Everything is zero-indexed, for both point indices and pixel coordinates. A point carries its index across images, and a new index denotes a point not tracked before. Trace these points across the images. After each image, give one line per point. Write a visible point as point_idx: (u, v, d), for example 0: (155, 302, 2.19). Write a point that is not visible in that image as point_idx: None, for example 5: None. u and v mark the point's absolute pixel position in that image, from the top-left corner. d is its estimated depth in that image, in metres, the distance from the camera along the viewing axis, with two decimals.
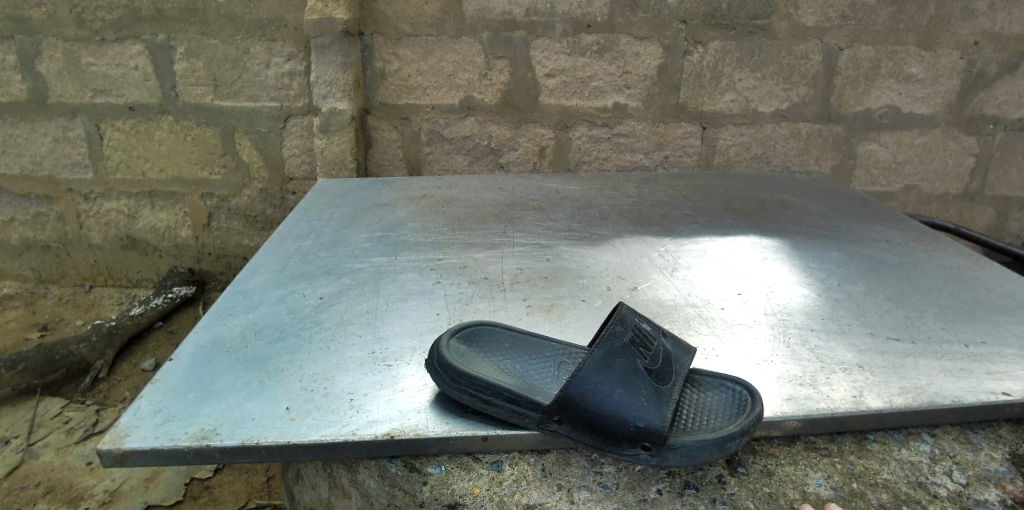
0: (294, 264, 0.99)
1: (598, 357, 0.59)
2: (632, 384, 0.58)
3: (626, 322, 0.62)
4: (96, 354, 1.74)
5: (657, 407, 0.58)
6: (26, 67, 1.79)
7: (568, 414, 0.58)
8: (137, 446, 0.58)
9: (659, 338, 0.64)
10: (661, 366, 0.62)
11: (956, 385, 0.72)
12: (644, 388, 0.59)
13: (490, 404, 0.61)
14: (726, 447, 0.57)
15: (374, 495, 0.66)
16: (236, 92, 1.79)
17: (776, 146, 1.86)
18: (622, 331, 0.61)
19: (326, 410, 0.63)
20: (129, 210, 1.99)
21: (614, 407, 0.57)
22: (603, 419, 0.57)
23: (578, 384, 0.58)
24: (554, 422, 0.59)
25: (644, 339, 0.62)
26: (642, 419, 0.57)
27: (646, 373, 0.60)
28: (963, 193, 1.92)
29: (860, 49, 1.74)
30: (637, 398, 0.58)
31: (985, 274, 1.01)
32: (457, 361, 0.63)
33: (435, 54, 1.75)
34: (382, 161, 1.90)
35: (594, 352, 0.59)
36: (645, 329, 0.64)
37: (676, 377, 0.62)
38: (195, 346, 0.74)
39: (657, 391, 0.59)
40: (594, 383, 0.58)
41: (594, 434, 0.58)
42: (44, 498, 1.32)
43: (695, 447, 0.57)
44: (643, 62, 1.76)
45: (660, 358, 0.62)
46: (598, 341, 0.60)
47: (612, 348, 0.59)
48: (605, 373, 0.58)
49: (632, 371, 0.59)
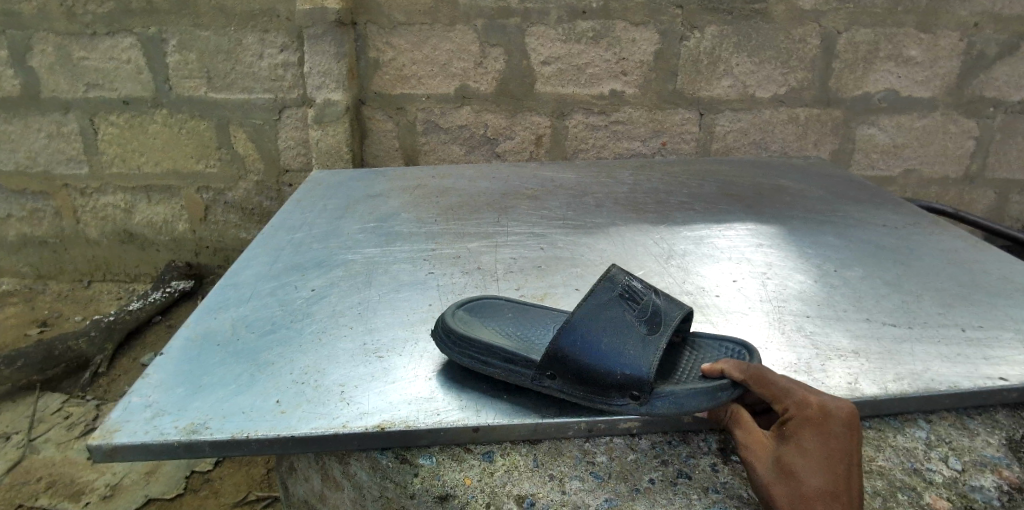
0: (286, 257, 0.98)
1: (585, 311, 0.60)
2: (620, 335, 0.60)
3: (614, 278, 0.63)
4: (95, 348, 1.74)
5: (644, 356, 0.59)
6: (18, 62, 1.78)
7: (558, 367, 0.60)
8: (126, 440, 0.58)
9: (653, 291, 0.64)
10: (653, 319, 0.62)
11: (953, 371, 0.71)
12: (632, 337, 0.60)
13: (487, 362, 0.63)
14: (718, 396, 0.58)
15: (367, 488, 0.66)
16: (230, 84, 1.77)
17: (775, 131, 1.85)
18: (611, 287, 0.62)
19: (317, 402, 0.63)
20: (125, 205, 1.98)
21: (602, 359, 0.59)
22: (591, 370, 0.59)
23: (566, 339, 0.60)
24: (547, 377, 0.61)
25: (637, 291, 0.63)
26: (628, 368, 0.58)
27: (636, 324, 0.61)
28: (963, 177, 1.91)
29: (858, 32, 1.72)
30: (623, 348, 0.59)
31: (983, 258, 1.01)
32: (458, 326, 0.66)
33: (429, 43, 1.73)
34: (378, 152, 1.89)
35: (581, 307, 0.60)
36: (635, 284, 0.64)
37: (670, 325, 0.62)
38: (186, 339, 0.74)
39: (646, 340, 0.60)
40: (581, 336, 0.59)
41: (581, 385, 0.60)
42: (45, 493, 1.32)
43: (683, 395, 0.58)
44: (640, 47, 1.74)
45: (653, 310, 0.62)
46: (587, 296, 0.62)
47: (599, 303, 0.61)
48: (592, 325, 0.60)
49: (619, 322, 0.60)
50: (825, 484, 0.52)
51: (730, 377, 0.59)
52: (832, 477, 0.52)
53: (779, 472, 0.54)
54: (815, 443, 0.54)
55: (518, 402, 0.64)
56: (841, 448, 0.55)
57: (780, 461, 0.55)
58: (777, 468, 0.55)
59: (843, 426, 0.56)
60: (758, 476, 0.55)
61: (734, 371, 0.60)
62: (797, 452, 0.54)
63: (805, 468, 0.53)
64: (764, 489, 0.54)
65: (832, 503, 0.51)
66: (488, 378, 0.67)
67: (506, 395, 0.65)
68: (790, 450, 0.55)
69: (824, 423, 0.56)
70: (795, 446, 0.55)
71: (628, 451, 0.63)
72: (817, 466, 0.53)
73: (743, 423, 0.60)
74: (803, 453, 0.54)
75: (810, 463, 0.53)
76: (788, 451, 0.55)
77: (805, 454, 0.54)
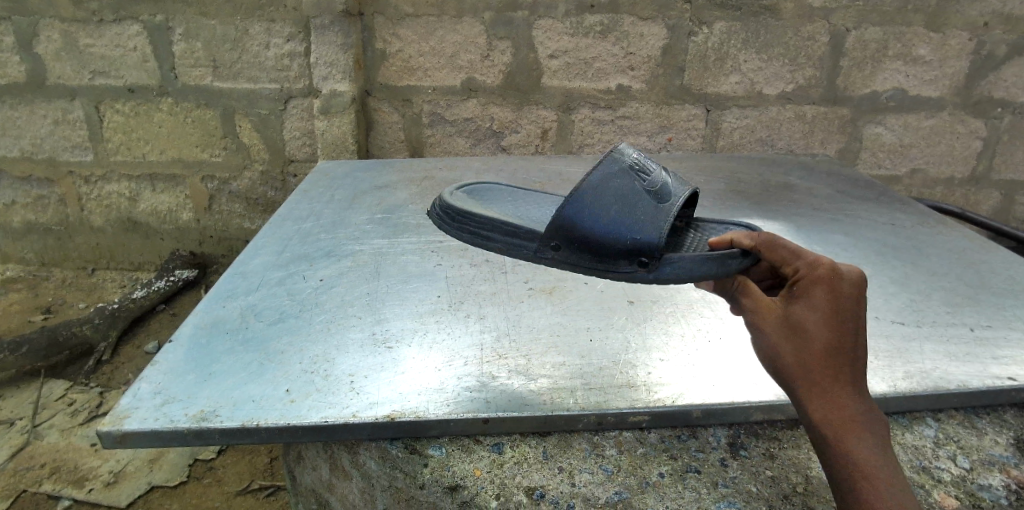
0: (294, 247, 0.98)
1: (601, 185, 0.72)
2: (627, 209, 0.71)
3: (623, 157, 0.74)
4: (99, 335, 1.74)
5: (651, 224, 0.69)
6: (24, 48, 1.77)
7: (578, 236, 0.71)
8: (136, 427, 0.58)
9: (657, 172, 0.75)
10: (660, 192, 0.72)
11: (961, 369, 0.71)
12: (639, 210, 0.70)
13: (518, 236, 0.75)
14: (726, 264, 0.68)
15: (375, 477, 0.66)
16: (236, 73, 1.77)
17: (781, 129, 1.84)
18: (621, 164, 0.73)
19: (326, 392, 0.63)
20: (130, 193, 1.98)
21: (616, 226, 0.70)
22: (602, 240, 0.70)
23: (585, 210, 0.71)
24: (568, 247, 0.72)
25: (641, 172, 0.73)
26: (638, 234, 0.69)
27: (642, 200, 0.71)
28: (969, 177, 1.91)
29: (868, 30, 1.71)
30: (632, 218, 0.70)
31: (991, 258, 1.00)
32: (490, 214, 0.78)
33: (436, 35, 1.73)
34: (383, 144, 1.88)
35: (597, 182, 0.72)
36: (642, 162, 0.75)
37: (674, 200, 0.72)
38: (195, 327, 0.74)
39: (652, 212, 0.70)
40: (597, 207, 0.71)
41: (596, 255, 0.71)
42: (49, 479, 1.33)
43: (692, 261, 0.69)
44: (647, 42, 1.73)
45: (661, 186, 0.73)
46: (601, 173, 0.73)
47: (603, 183, 0.72)
48: (599, 202, 0.71)
49: (625, 199, 0.71)
50: (834, 341, 0.54)
51: (740, 246, 0.67)
52: (841, 334, 0.54)
53: (789, 329, 0.55)
54: (826, 301, 0.55)
55: (527, 395, 0.64)
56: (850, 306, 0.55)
57: (789, 320, 0.56)
58: (787, 325, 0.56)
59: (853, 286, 0.56)
60: (764, 334, 0.57)
61: (744, 241, 0.67)
62: (809, 310, 0.55)
63: (816, 327, 0.54)
64: (769, 347, 0.57)
65: (840, 358, 0.53)
66: (497, 370, 0.67)
67: (515, 387, 0.65)
68: (800, 307, 0.56)
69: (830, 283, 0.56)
70: (805, 303, 0.56)
71: (637, 445, 0.64)
72: (827, 323, 0.54)
73: (752, 292, 0.62)
74: (814, 311, 0.55)
75: (821, 321, 0.54)
76: (798, 309, 0.56)
77: (817, 311, 0.55)
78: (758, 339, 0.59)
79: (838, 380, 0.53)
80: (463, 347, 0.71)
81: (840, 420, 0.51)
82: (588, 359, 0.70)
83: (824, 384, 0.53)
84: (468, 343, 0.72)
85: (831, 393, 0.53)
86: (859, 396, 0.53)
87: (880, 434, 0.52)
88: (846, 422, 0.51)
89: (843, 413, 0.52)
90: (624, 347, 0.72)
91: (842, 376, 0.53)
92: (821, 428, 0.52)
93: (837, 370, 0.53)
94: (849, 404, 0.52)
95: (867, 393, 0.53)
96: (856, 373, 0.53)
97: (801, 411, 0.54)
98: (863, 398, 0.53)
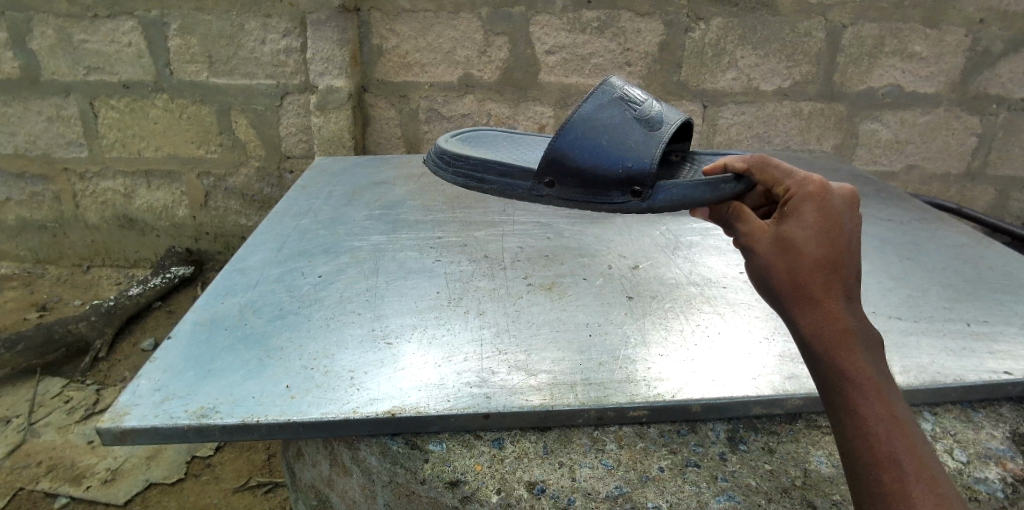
0: (292, 243, 0.97)
1: (593, 121, 0.80)
2: (618, 140, 0.79)
3: (612, 92, 0.83)
4: (96, 332, 1.74)
5: (642, 152, 0.78)
6: (18, 43, 1.76)
7: (576, 170, 0.81)
8: (136, 424, 0.58)
9: (647, 102, 0.83)
10: (649, 122, 0.81)
11: (959, 364, 0.72)
12: (630, 140, 0.79)
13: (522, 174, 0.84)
14: (720, 188, 0.74)
15: (376, 473, 0.67)
16: (232, 69, 1.75)
17: (778, 125, 1.85)
18: (611, 99, 0.82)
19: (327, 388, 0.63)
20: (125, 190, 1.97)
21: (610, 157, 0.79)
22: (596, 172, 0.80)
23: (580, 146, 0.80)
24: (568, 181, 0.82)
25: (630, 104, 0.82)
26: (630, 163, 0.78)
27: (633, 130, 0.80)
28: (964, 173, 1.92)
29: (864, 26, 1.71)
30: (623, 148, 0.79)
31: (987, 254, 1.01)
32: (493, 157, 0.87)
33: (433, 30, 1.72)
34: (380, 140, 1.88)
35: (589, 118, 0.81)
36: (630, 94, 0.83)
37: (666, 125, 0.80)
38: (194, 324, 0.74)
39: (642, 141, 0.79)
40: (591, 141, 0.80)
41: (593, 188, 0.81)
42: (47, 476, 1.33)
43: (685, 187, 0.76)
44: (645, 38, 1.73)
45: (650, 116, 0.81)
46: (594, 109, 0.81)
47: (593, 118, 0.81)
48: (590, 135, 0.80)
49: (616, 130, 0.80)
50: (824, 257, 0.57)
51: (733, 170, 0.72)
52: (830, 251, 0.57)
53: (780, 247, 0.59)
54: (814, 220, 0.59)
55: (527, 390, 0.64)
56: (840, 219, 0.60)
57: (781, 239, 0.60)
58: (779, 243, 0.60)
59: (842, 201, 0.61)
60: (758, 253, 0.61)
61: (736, 165, 0.72)
62: (799, 228, 0.59)
63: (806, 243, 0.58)
64: (765, 265, 0.60)
65: (831, 268, 0.56)
66: (497, 365, 0.68)
67: (515, 382, 0.65)
68: (791, 227, 0.60)
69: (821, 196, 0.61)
70: (795, 223, 0.60)
71: (637, 439, 0.64)
72: (816, 240, 0.58)
73: (746, 217, 0.66)
74: (803, 229, 0.59)
75: (810, 237, 0.58)
76: (789, 228, 0.60)
77: (806, 229, 0.59)
78: (753, 260, 0.62)
79: (829, 293, 0.55)
80: (463, 343, 0.71)
81: (833, 331, 0.54)
82: (587, 354, 0.70)
83: (816, 298, 0.55)
84: (468, 338, 0.72)
85: (823, 306, 0.55)
86: (851, 309, 0.55)
87: (871, 346, 0.54)
88: (839, 332, 0.53)
89: (836, 324, 0.54)
90: (623, 342, 0.72)
91: (833, 289, 0.56)
92: (813, 339, 0.54)
93: (828, 285, 0.56)
94: (842, 317, 0.54)
95: (859, 308, 0.55)
96: (846, 287, 0.56)
97: (793, 327, 0.57)
98: (855, 308, 0.56)
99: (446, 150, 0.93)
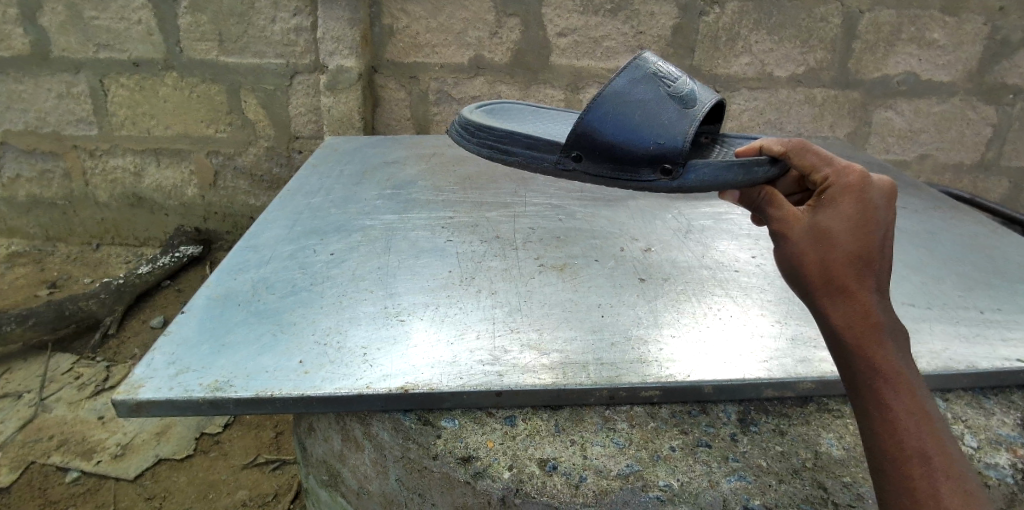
0: (304, 221, 0.98)
1: (623, 96, 0.79)
2: (651, 117, 0.78)
3: (644, 66, 0.81)
4: (106, 309, 1.75)
5: (675, 130, 0.77)
6: (28, 19, 1.75)
7: (602, 149, 0.80)
8: (150, 396, 0.59)
9: (681, 80, 0.81)
10: (682, 100, 0.79)
11: (971, 351, 0.72)
12: (663, 118, 0.78)
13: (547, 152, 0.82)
14: (753, 171, 0.74)
15: (387, 448, 0.68)
16: (242, 48, 1.74)
17: (791, 111, 1.82)
18: (644, 74, 0.80)
19: (339, 364, 0.64)
20: (135, 168, 1.97)
21: (641, 135, 0.78)
22: (626, 149, 0.79)
23: (609, 122, 0.79)
24: (589, 159, 0.81)
25: (664, 81, 0.80)
26: (663, 141, 0.77)
27: (666, 107, 0.79)
28: (978, 164, 1.90)
29: (881, 12, 1.68)
30: (655, 125, 0.78)
31: (1002, 244, 1.00)
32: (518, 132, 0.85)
33: (445, 11, 1.70)
34: (389, 122, 1.87)
35: (619, 91, 0.79)
36: (663, 70, 0.81)
37: (700, 104, 0.79)
38: (207, 299, 0.74)
39: (675, 119, 0.78)
40: (619, 118, 0.79)
41: (621, 164, 0.80)
42: (58, 450, 1.35)
43: (717, 168, 0.76)
44: (658, 22, 1.70)
45: (684, 93, 0.80)
46: (625, 81, 0.80)
47: (625, 94, 0.79)
48: (622, 111, 0.79)
49: (649, 107, 0.79)
50: (857, 250, 0.56)
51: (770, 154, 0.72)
52: (865, 245, 0.56)
53: (814, 237, 0.58)
54: (850, 214, 0.58)
55: (539, 369, 0.64)
56: (880, 215, 0.59)
57: (815, 228, 0.59)
58: (813, 233, 0.58)
59: (881, 196, 0.60)
60: (789, 241, 0.60)
61: (774, 148, 0.72)
62: (835, 219, 0.58)
63: (841, 235, 0.57)
64: (797, 254, 0.59)
65: (864, 262, 0.56)
66: (510, 344, 0.68)
67: (527, 361, 0.65)
68: (827, 217, 0.59)
69: (859, 190, 0.60)
70: (831, 214, 0.59)
71: (648, 419, 0.65)
72: (851, 233, 0.57)
73: (778, 203, 0.65)
74: (839, 221, 0.58)
75: (846, 230, 0.57)
76: (825, 219, 0.59)
77: (842, 221, 0.58)
78: (783, 247, 0.61)
79: (863, 288, 0.55)
80: (474, 321, 0.71)
81: (864, 325, 0.53)
82: (599, 334, 0.70)
83: (849, 291, 0.55)
84: (479, 317, 0.72)
85: (855, 299, 0.54)
86: (883, 305, 0.54)
87: (900, 342, 0.54)
88: (870, 328, 0.53)
89: (867, 319, 0.53)
90: (635, 323, 0.72)
91: (866, 284, 0.55)
92: (842, 332, 0.54)
93: (861, 278, 0.55)
94: (874, 310, 0.54)
95: (891, 303, 0.55)
96: (878, 282, 0.56)
97: (823, 319, 0.56)
98: (887, 301, 0.55)
99: (471, 121, 0.91)
